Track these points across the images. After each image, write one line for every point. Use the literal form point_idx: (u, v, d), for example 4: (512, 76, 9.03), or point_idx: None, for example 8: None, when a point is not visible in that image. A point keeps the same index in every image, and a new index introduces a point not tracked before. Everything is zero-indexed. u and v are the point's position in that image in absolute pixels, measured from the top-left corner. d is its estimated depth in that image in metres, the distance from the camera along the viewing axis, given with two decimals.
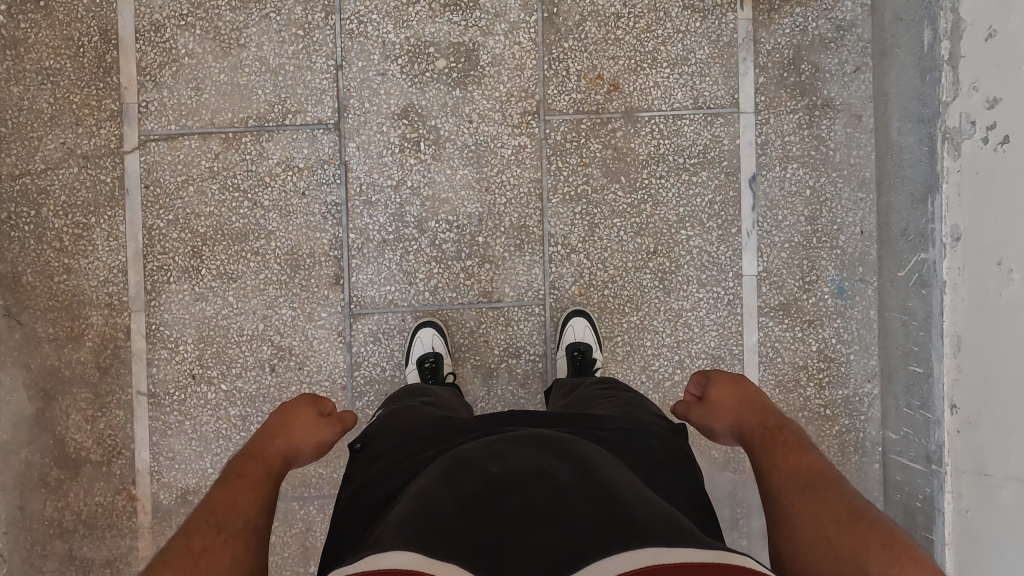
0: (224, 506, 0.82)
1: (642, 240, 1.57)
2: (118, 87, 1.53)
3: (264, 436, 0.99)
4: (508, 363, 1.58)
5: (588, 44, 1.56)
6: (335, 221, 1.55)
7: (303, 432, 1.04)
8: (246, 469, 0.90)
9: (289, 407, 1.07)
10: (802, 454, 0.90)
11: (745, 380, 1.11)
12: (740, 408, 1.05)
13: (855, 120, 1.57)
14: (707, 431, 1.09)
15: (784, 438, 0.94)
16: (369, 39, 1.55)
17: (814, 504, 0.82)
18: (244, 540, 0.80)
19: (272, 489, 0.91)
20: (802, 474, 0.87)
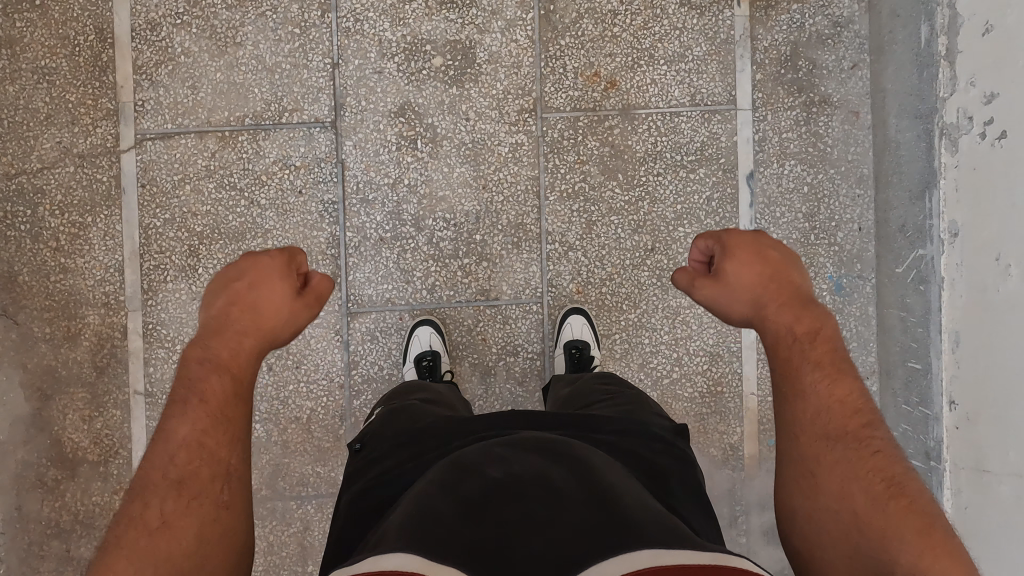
0: (187, 454, 0.82)
1: (639, 238, 1.57)
2: (114, 86, 1.53)
3: (228, 329, 0.92)
4: (506, 362, 1.57)
5: (585, 42, 1.56)
6: (332, 220, 1.55)
7: (272, 313, 0.93)
8: (208, 391, 0.87)
9: (255, 275, 0.94)
10: (840, 387, 0.88)
11: (772, 253, 1.00)
12: (767, 295, 0.96)
13: (852, 117, 1.57)
14: (720, 311, 1.00)
15: (823, 357, 0.90)
16: (365, 37, 1.55)
17: (849, 458, 0.81)
18: (213, 493, 0.81)
19: (243, 406, 0.89)
20: (839, 416, 0.85)
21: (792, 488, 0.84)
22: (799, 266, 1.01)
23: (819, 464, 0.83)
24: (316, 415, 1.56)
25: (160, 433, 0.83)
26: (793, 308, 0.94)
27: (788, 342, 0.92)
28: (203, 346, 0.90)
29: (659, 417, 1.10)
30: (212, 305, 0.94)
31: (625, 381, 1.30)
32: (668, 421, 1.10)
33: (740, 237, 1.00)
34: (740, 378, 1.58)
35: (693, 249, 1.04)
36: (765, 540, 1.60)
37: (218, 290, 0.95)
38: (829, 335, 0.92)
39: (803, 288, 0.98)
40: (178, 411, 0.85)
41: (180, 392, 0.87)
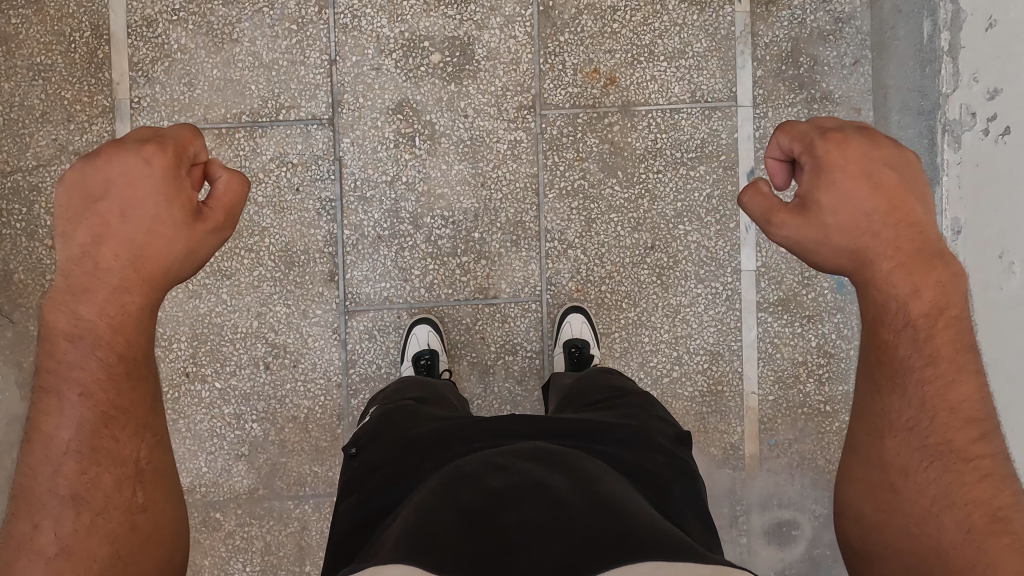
0: (81, 463, 0.80)
1: (639, 235, 1.55)
2: (110, 83, 1.52)
3: (98, 291, 0.83)
4: (505, 360, 1.56)
5: (584, 38, 1.55)
6: (330, 218, 1.54)
7: (160, 253, 0.85)
8: (90, 383, 0.81)
9: (124, 196, 0.84)
10: (959, 392, 0.80)
11: (884, 172, 0.88)
12: (873, 244, 0.86)
13: (854, 114, 1.56)
14: (808, 237, 0.91)
15: (947, 354, 0.82)
16: (363, 33, 1.54)
17: (945, 480, 0.77)
18: (125, 501, 0.81)
19: (138, 388, 0.85)
20: (948, 427, 0.79)
21: (863, 490, 0.83)
22: (924, 191, 0.89)
23: (905, 476, 0.79)
24: (314, 414, 1.55)
25: (40, 436, 0.80)
26: (911, 272, 0.84)
27: (898, 324, 0.84)
28: (70, 316, 0.82)
29: (661, 420, 1.07)
30: (72, 242, 0.83)
31: (624, 379, 1.29)
32: (668, 421, 1.08)
33: (847, 150, 0.88)
34: (740, 377, 1.57)
35: (772, 144, 0.94)
36: (766, 540, 1.59)
37: (73, 215, 0.84)
38: (956, 316, 0.83)
39: (930, 229, 0.87)
40: (58, 409, 0.81)
41: (54, 380, 0.82)
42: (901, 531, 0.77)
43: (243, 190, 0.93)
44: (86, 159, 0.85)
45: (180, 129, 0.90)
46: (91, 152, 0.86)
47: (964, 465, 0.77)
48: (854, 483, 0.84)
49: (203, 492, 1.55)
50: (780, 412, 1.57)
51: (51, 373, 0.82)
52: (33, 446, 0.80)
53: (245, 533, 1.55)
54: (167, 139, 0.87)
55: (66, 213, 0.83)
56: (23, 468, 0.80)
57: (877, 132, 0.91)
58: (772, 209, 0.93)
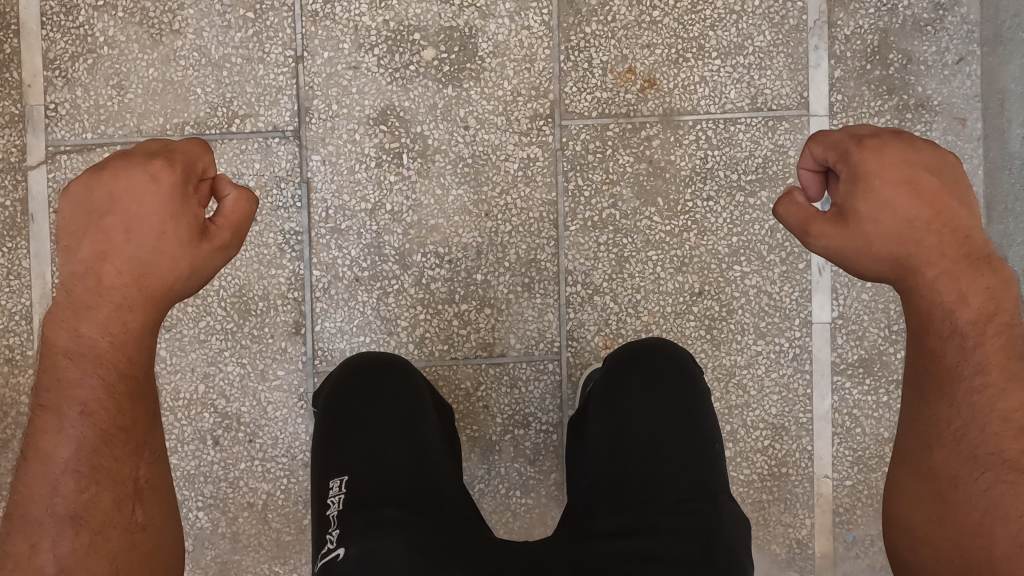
0: (79, 483, 0.75)
1: (684, 279, 1.23)
2: (19, 86, 1.21)
3: (101, 307, 0.78)
4: (514, 435, 1.24)
5: (616, 29, 1.23)
6: (295, 255, 1.22)
7: (162, 273, 0.80)
8: (90, 401, 0.77)
9: (131, 213, 0.79)
10: (1010, 400, 0.76)
11: (925, 176, 0.81)
12: (918, 251, 0.81)
13: (957, 125, 1.23)
14: (851, 244, 0.83)
15: (998, 361, 0.78)
16: (336, 23, 1.22)
17: (998, 491, 0.72)
18: (124, 520, 0.77)
19: (140, 406, 0.80)
20: (999, 436, 0.75)
21: (914, 502, 0.80)
22: (970, 194, 0.83)
23: (954, 486, 0.76)
24: (274, 501, 1.24)
25: (38, 455, 0.76)
26: (956, 279, 0.79)
27: (943, 331, 0.80)
28: (71, 333, 0.78)
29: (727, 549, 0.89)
30: (75, 258, 0.79)
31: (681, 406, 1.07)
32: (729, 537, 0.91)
33: (888, 154, 0.81)
34: (810, 458, 1.24)
35: (805, 154, 0.87)
36: None
37: (77, 230, 0.79)
38: (1006, 323, 0.79)
39: (977, 235, 0.81)
40: (56, 428, 0.76)
41: (53, 398, 0.77)
42: (953, 544, 0.74)
43: (251, 209, 0.86)
44: (91, 173, 0.80)
45: (186, 144, 0.84)
46: (96, 166, 0.81)
47: (1016, 475, 0.72)
48: (905, 494, 0.82)
49: None
50: (859, 501, 1.25)
51: (48, 392, 0.77)
52: (30, 466, 0.76)
53: None
54: (175, 155, 0.82)
55: (71, 227, 0.79)
56: (19, 489, 0.76)
57: (914, 135, 0.84)
58: (810, 220, 0.86)
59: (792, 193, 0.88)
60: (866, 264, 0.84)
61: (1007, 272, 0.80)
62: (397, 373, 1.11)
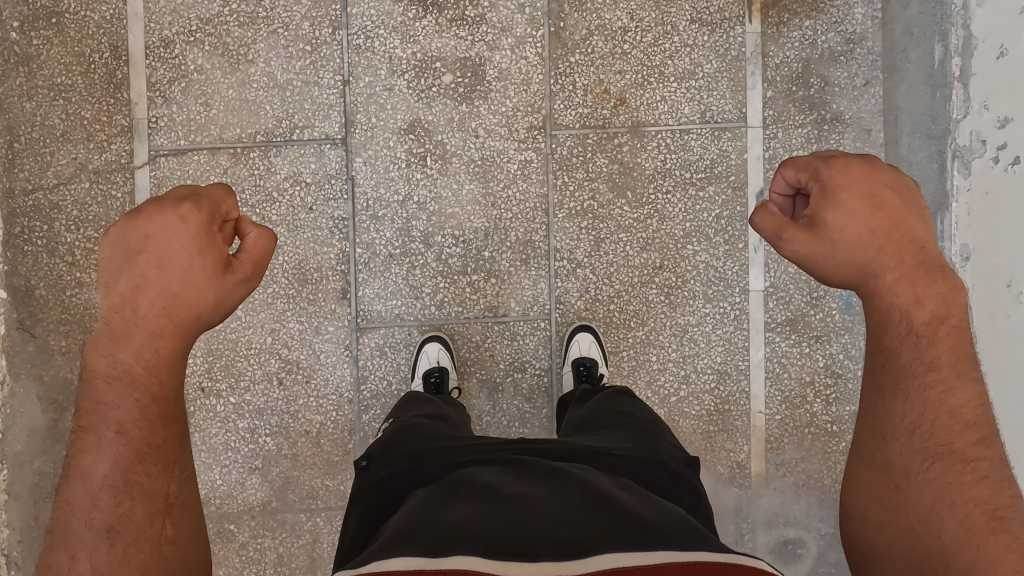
0: (114, 497, 0.87)
1: (648, 255, 1.57)
2: (128, 103, 1.55)
3: (136, 336, 0.92)
4: (514, 378, 1.58)
5: (595, 59, 1.56)
6: (342, 236, 1.56)
7: (190, 301, 0.95)
8: (126, 421, 0.90)
9: (163, 250, 0.95)
10: (958, 393, 0.90)
11: (882, 194, 1.00)
12: (879, 258, 0.97)
13: (863, 135, 1.56)
14: (820, 250, 1.00)
15: (947, 361, 0.92)
16: (375, 54, 1.56)
17: (947, 478, 0.86)
18: (155, 532, 0.88)
19: (169, 426, 0.93)
20: (948, 430, 0.89)
21: (872, 491, 0.92)
22: (924, 213, 1.01)
23: (908, 476, 0.89)
24: (326, 429, 1.58)
25: (78, 474, 0.88)
26: (913, 283, 0.95)
27: (901, 332, 0.94)
28: (110, 360, 0.92)
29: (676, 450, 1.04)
30: (114, 293, 0.94)
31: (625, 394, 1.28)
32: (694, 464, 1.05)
33: (851, 175, 0.99)
34: (747, 397, 1.58)
35: (779, 178, 1.06)
36: (772, 559, 1.60)
37: (116, 269, 0.95)
38: (955, 326, 0.94)
39: (930, 247, 0.98)
40: (96, 448, 0.89)
41: (94, 420, 0.90)
42: (905, 527, 0.86)
43: (270, 245, 1.03)
44: (127, 218, 0.97)
45: (213, 190, 1.01)
46: (132, 211, 0.98)
47: (963, 462, 0.86)
48: (862, 483, 0.94)
49: (218, 504, 1.58)
50: (786, 432, 1.58)
51: (90, 413, 0.91)
52: (72, 483, 0.88)
53: (258, 545, 1.59)
54: (202, 198, 0.99)
55: (110, 267, 0.95)
56: (60, 505, 0.87)
57: (877, 159, 1.03)
58: (783, 227, 1.03)
59: (768, 207, 1.05)
60: (833, 269, 1.01)
61: (956, 281, 0.96)
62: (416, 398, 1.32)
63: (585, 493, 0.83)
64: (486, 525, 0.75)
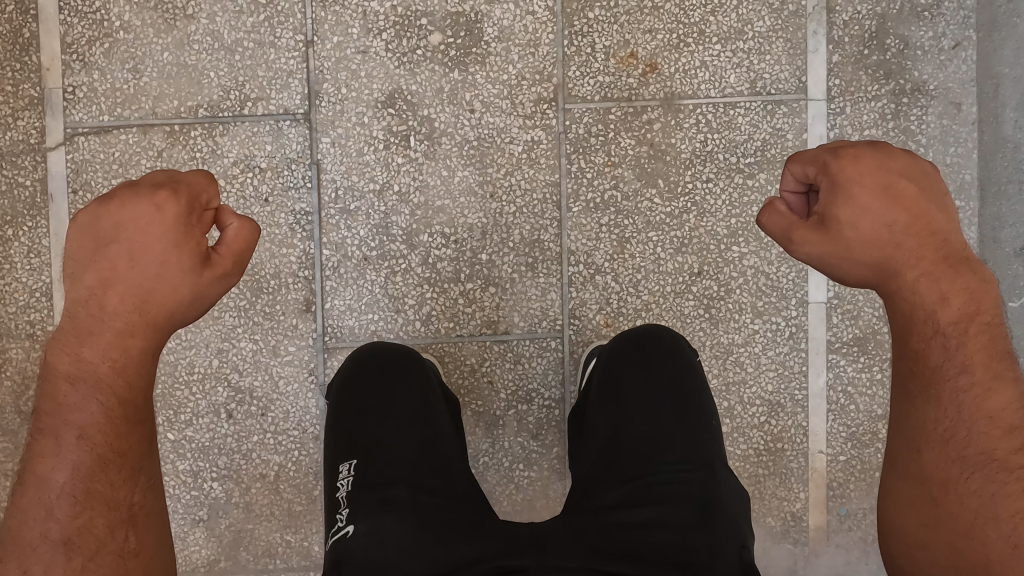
0: (73, 508, 0.74)
1: (684, 259, 1.26)
2: (38, 69, 1.25)
3: (102, 333, 0.77)
4: (517, 410, 1.28)
5: (619, 15, 1.25)
6: (305, 234, 1.26)
7: (164, 298, 0.79)
8: (88, 425, 0.75)
9: (137, 242, 0.79)
10: (999, 396, 0.74)
11: (898, 181, 0.81)
12: (897, 256, 0.80)
13: (952, 109, 1.25)
14: (830, 251, 0.83)
15: (980, 359, 0.75)
16: (346, 8, 1.25)
17: (989, 490, 0.71)
18: (117, 547, 0.75)
19: (138, 430, 0.78)
20: (987, 436, 0.73)
21: (907, 510, 0.76)
22: (949, 202, 0.82)
23: (945, 487, 0.73)
24: (286, 472, 1.28)
25: (34, 481, 0.74)
26: (937, 279, 0.77)
27: (926, 332, 0.77)
28: (72, 358, 0.76)
29: (730, 534, 0.88)
30: (80, 286, 0.79)
31: (673, 381, 1.09)
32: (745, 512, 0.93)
33: (861, 163, 0.81)
34: (805, 434, 1.28)
35: (785, 175, 0.87)
36: None
37: (84, 259, 0.79)
38: (988, 323, 0.76)
39: (955, 238, 0.80)
40: (53, 451, 0.75)
41: (52, 422, 0.75)
42: (946, 549, 0.72)
43: (253, 236, 0.86)
44: (98, 204, 0.81)
45: (193, 176, 0.84)
46: (104, 196, 0.82)
47: (1007, 475, 0.71)
48: (898, 500, 0.78)
49: None
50: (852, 476, 1.29)
51: (48, 415, 0.76)
52: (26, 490, 0.75)
53: None
54: (181, 185, 0.82)
55: (78, 257, 0.79)
56: (15, 512, 0.75)
57: (889, 143, 0.84)
58: (791, 228, 0.85)
59: (773, 206, 0.88)
60: (846, 270, 0.83)
61: (987, 273, 0.78)
62: (404, 359, 1.13)
63: None
64: None
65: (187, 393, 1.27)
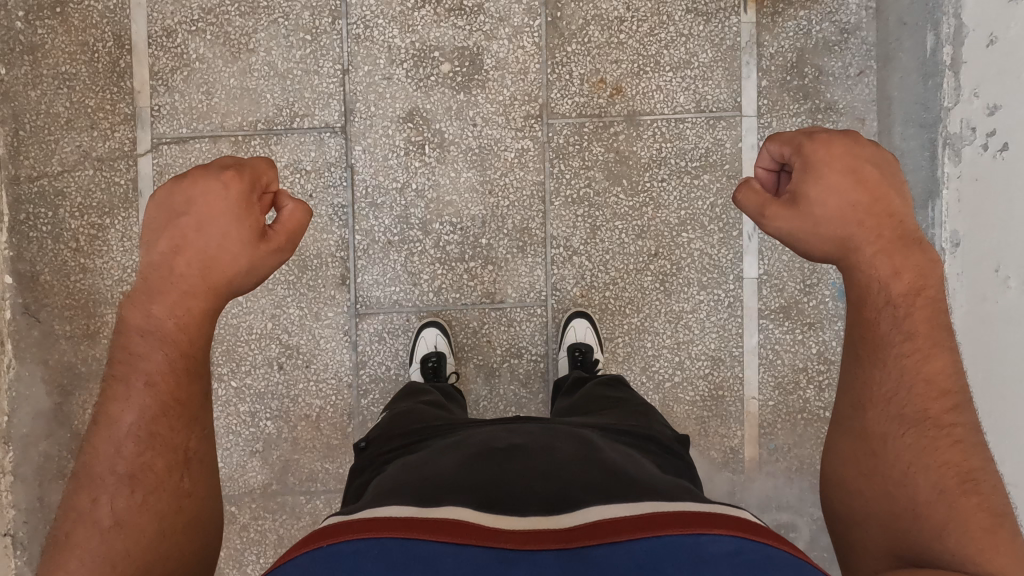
0: (138, 445, 0.84)
1: (643, 243, 1.59)
2: (131, 92, 1.57)
3: (170, 293, 0.91)
4: (511, 363, 1.60)
5: (591, 48, 1.58)
6: (342, 223, 1.58)
7: (227, 267, 0.93)
8: (155, 373, 0.87)
9: (205, 213, 0.93)
10: (935, 362, 0.88)
11: (862, 167, 0.95)
12: (858, 232, 0.93)
13: (857, 124, 1.57)
14: (798, 225, 0.96)
15: (923, 330, 0.89)
16: (375, 43, 1.58)
17: (922, 443, 0.84)
18: (173, 483, 0.85)
19: (195, 383, 0.90)
20: (923, 398, 0.86)
21: (850, 457, 0.89)
22: (904, 191, 0.97)
23: (885, 440, 0.86)
24: (325, 413, 1.61)
25: (106, 421, 0.85)
26: (891, 256, 0.91)
27: (879, 303, 0.91)
28: (144, 314, 0.90)
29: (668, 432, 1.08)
30: (154, 251, 0.92)
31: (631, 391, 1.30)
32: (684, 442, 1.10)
33: (833, 150, 0.95)
34: (741, 383, 1.60)
35: (764, 153, 1.01)
36: None
37: (159, 227, 0.93)
38: (932, 297, 0.91)
39: (909, 222, 0.94)
40: (124, 396, 0.86)
41: (125, 370, 0.88)
42: (882, 495, 0.84)
43: (306, 219, 1.01)
44: (175, 180, 0.95)
45: (256, 161, 1.00)
46: (179, 176, 0.96)
47: (937, 429, 0.84)
48: (839, 449, 0.91)
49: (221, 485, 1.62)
50: (779, 417, 1.60)
51: (122, 363, 0.88)
52: (99, 429, 0.85)
53: (259, 527, 1.62)
54: (245, 168, 0.97)
55: (154, 225, 0.93)
56: (87, 450, 0.85)
57: (859, 136, 0.99)
58: (766, 204, 0.99)
59: (751, 183, 1.01)
60: (810, 241, 0.96)
61: (934, 254, 0.93)
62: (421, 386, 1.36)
63: (580, 458, 0.83)
64: (473, 479, 0.77)
65: (247, 349, 1.59)
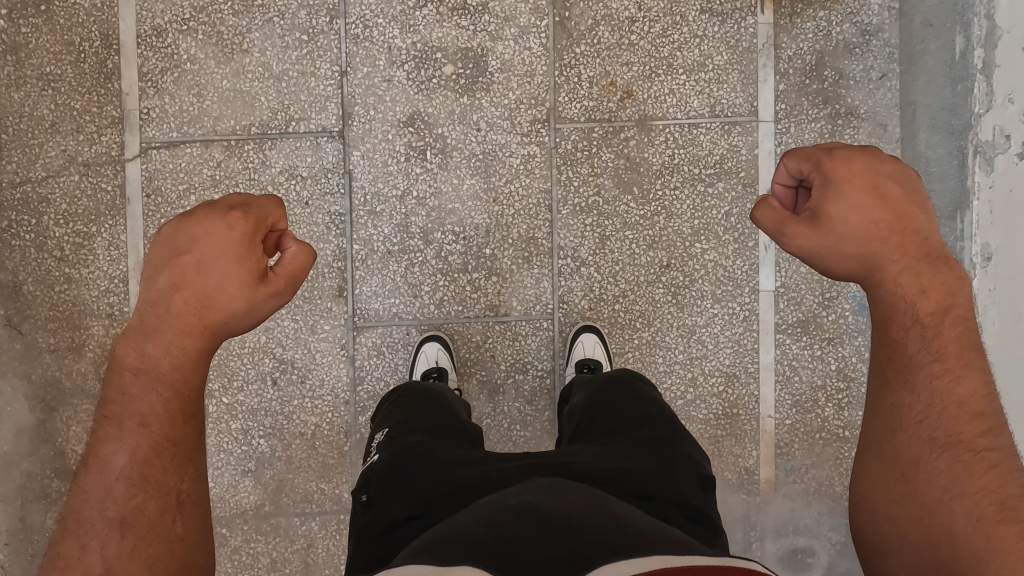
0: (130, 488, 0.78)
1: (654, 254, 1.51)
2: (118, 94, 1.50)
3: (166, 332, 0.83)
4: (515, 379, 1.53)
5: (601, 50, 1.51)
6: (339, 232, 1.51)
7: (224, 306, 0.85)
8: (150, 414, 0.80)
9: (208, 252, 0.85)
10: (967, 383, 0.80)
11: (886, 185, 0.88)
12: (882, 249, 0.86)
13: (879, 130, 1.50)
14: (819, 246, 0.89)
15: (954, 350, 0.82)
16: (374, 44, 1.51)
17: (955, 468, 0.77)
18: (165, 528, 0.78)
19: (193, 423, 0.83)
20: (955, 421, 0.79)
21: (880, 486, 0.81)
22: (928, 207, 0.90)
23: (916, 467, 0.79)
24: (321, 431, 1.53)
25: (96, 463, 0.79)
26: (917, 273, 0.84)
27: (906, 322, 0.84)
28: (138, 351, 0.82)
29: (688, 462, 0.99)
30: (151, 288, 0.85)
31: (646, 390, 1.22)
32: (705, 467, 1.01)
33: (854, 165, 0.88)
34: (756, 401, 1.53)
35: (781, 169, 0.94)
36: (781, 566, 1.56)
37: (159, 264, 0.86)
38: (961, 316, 0.83)
39: (935, 239, 0.87)
40: (116, 437, 0.80)
41: (116, 410, 0.81)
42: (913, 525, 0.77)
43: (308, 261, 0.92)
44: (181, 218, 0.88)
45: (264, 199, 0.92)
46: (185, 213, 0.89)
47: (973, 454, 0.77)
48: (868, 477, 0.83)
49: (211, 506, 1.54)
50: (796, 437, 1.53)
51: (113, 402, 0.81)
52: (89, 471, 0.79)
53: (251, 549, 1.54)
54: (253, 208, 0.89)
55: (155, 260, 0.86)
56: (74, 493, 0.79)
57: (880, 151, 0.92)
58: (785, 222, 0.92)
59: (769, 201, 0.94)
60: (832, 261, 0.89)
61: (961, 271, 0.85)
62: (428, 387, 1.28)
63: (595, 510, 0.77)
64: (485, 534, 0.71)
65: (239, 363, 1.52)
